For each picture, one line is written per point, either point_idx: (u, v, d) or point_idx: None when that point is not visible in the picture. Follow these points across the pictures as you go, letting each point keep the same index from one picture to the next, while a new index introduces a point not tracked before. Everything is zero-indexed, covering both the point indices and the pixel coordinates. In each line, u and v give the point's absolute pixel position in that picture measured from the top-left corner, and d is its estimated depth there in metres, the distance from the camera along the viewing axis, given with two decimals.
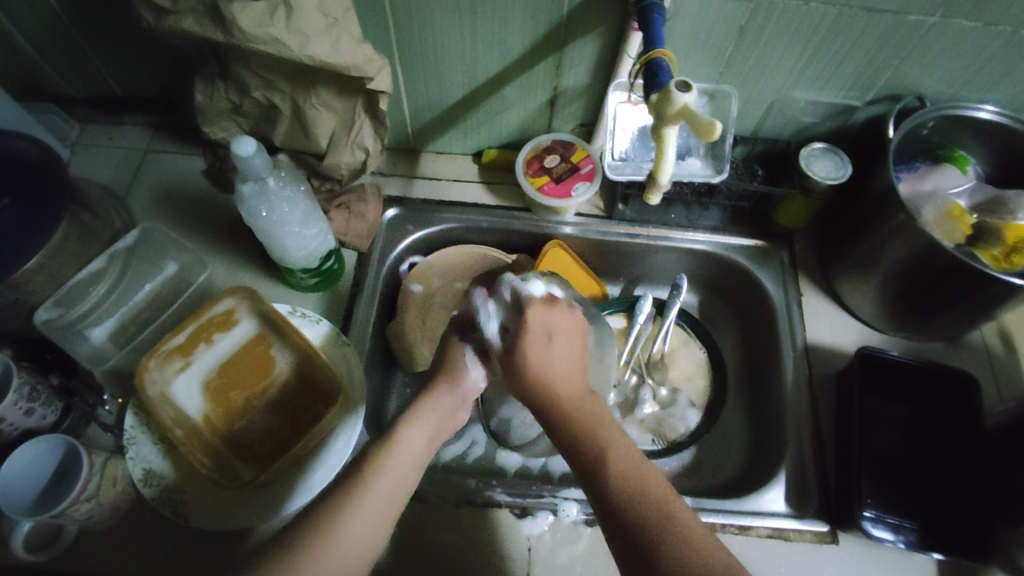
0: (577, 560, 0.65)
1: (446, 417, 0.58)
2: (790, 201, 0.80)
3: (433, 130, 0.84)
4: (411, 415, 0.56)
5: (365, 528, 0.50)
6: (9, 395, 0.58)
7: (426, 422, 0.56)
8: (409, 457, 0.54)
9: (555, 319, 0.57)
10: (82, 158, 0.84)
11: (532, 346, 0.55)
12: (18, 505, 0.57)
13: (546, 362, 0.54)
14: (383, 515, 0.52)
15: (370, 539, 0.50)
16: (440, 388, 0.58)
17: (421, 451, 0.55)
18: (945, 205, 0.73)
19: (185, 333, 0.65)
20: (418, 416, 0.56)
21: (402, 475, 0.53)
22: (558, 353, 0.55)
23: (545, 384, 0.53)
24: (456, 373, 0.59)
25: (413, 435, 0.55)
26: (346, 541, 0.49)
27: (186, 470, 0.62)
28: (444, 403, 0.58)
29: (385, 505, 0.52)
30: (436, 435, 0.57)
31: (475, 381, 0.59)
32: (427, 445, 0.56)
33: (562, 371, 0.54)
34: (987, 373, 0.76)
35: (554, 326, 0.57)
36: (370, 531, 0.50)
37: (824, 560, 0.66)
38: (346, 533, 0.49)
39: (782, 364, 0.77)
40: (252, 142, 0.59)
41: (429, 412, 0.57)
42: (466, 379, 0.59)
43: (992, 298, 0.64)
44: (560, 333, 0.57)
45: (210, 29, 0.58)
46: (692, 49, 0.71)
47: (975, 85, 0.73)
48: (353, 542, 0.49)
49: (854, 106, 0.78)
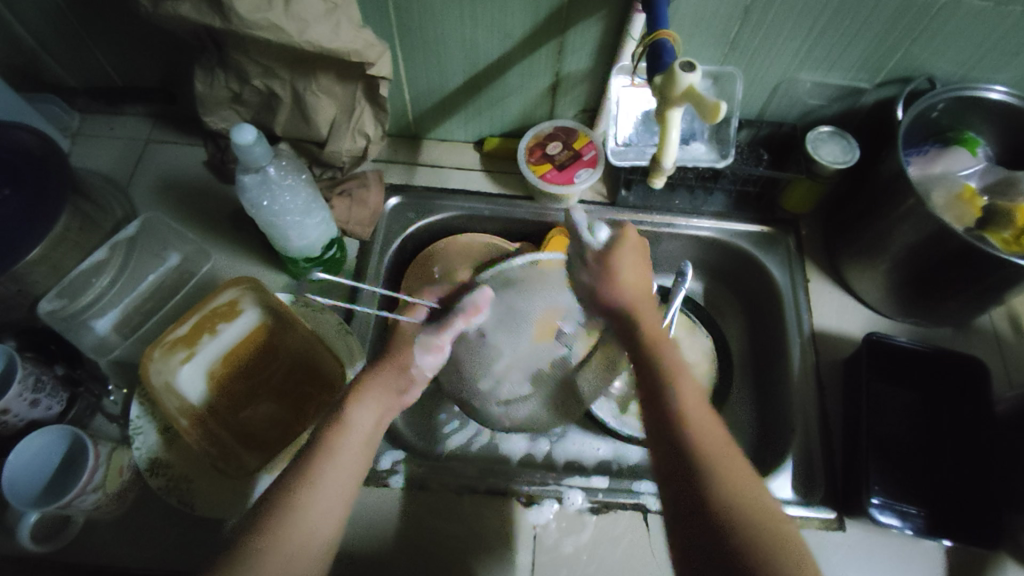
0: (581, 549, 0.65)
1: (392, 396, 0.56)
2: (796, 186, 0.79)
3: (435, 116, 0.83)
4: (356, 394, 0.55)
5: (322, 512, 0.49)
6: (15, 387, 0.59)
7: (370, 401, 0.55)
8: (357, 437, 0.53)
9: (631, 259, 0.59)
10: (82, 148, 0.84)
11: (626, 259, 0.58)
12: (25, 496, 0.57)
13: (627, 277, 0.57)
14: (336, 500, 0.51)
15: (327, 524, 0.50)
16: (385, 367, 0.56)
17: (369, 431, 0.54)
18: (956, 188, 0.73)
19: (189, 324, 0.64)
20: (362, 395, 0.54)
21: (353, 458, 0.53)
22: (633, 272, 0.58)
23: (621, 298, 0.56)
24: (405, 360, 0.57)
25: (359, 415, 0.54)
26: (305, 529, 0.49)
27: (189, 458, 0.62)
28: (390, 380, 0.55)
29: (340, 486, 0.51)
30: (385, 413, 0.56)
31: (426, 369, 0.59)
32: (375, 422, 0.55)
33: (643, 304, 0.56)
34: (995, 358, 0.75)
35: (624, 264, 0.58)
36: (329, 514, 0.50)
37: (831, 546, 0.66)
38: (307, 515, 0.49)
39: (788, 351, 0.76)
40: (251, 130, 0.59)
41: (377, 388, 0.55)
42: (414, 369, 0.57)
43: (1000, 281, 0.63)
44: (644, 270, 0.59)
45: (208, 15, 0.57)
46: (696, 31, 0.70)
47: (986, 65, 0.71)
48: (310, 535, 0.49)
49: (864, 88, 0.76)
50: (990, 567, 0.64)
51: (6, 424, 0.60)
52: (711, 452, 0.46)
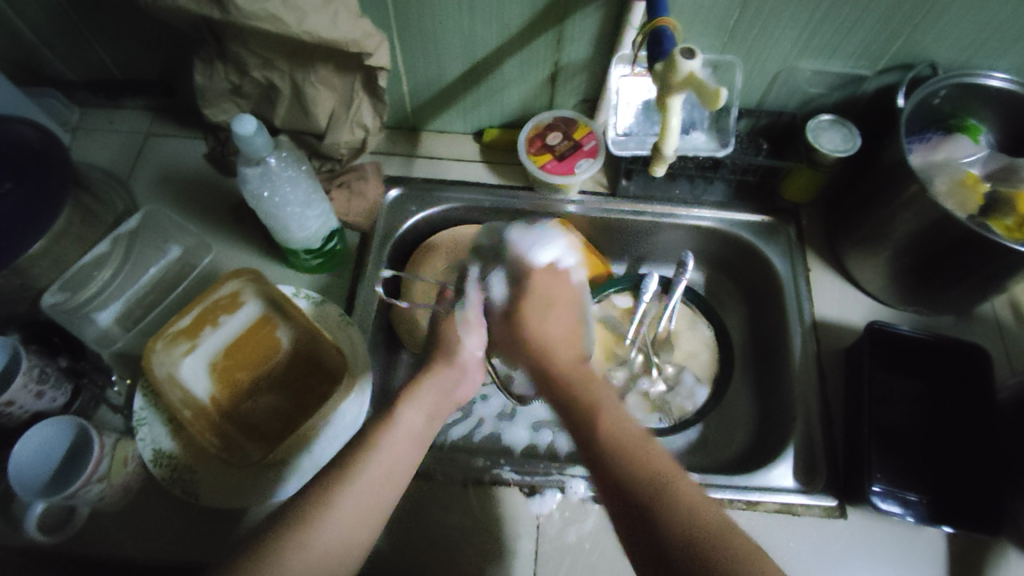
0: (584, 538, 0.65)
1: (446, 392, 0.60)
2: (796, 175, 0.79)
3: (434, 108, 0.83)
4: (410, 393, 0.58)
5: (362, 502, 0.51)
6: (19, 378, 0.59)
7: (423, 401, 0.58)
8: (407, 433, 0.56)
9: (545, 286, 0.62)
10: (82, 142, 0.84)
11: (530, 310, 0.60)
12: (32, 487, 0.58)
13: (546, 326, 0.59)
14: (384, 485, 0.53)
15: (362, 527, 0.51)
16: (440, 367, 0.60)
17: (419, 428, 0.57)
18: (957, 174, 0.72)
19: (191, 315, 0.65)
20: (417, 394, 0.58)
21: (398, 454, 0.54)
22: (554, 318, 0.60)
23: (541, 342, 0.58)
24: (451, 349, 0.61)
25: (410, 415, 0.57)
26: (344, 513, 0.50)
27: (194, 449, 0.62)
28: (444, 378, 0.60)
29: (377, 488, 0.52)
30: (436, 412, 0.59)
31: (472, 352, 0.62)
32: (425, 422, 0.57)
33: (560, 338, 0.59)
34: (997, 344, 0.75)
35: (551, 293, 0.62)
36: (360, 519, 0.51)
37: (831, 534, 0.66)
38: (342, 515, 0.50)
39: (789, 338, 0.76)
40: (252, 121, 0.59)
41: (425, 395, 0.59)
42: (462, 353, 0.62)
43: (1001, 269, 0.63)
44: (559, 297, 0.62)
45: (207, 7, 0.57)
46: (695, 19, 0.69)
47: (987, 51, 0.71)
48: (342, 530, 0.50)
49: (864, 75, 0.76)
50: (991, 554, 0.65)
51: (10, 415, 0.61)
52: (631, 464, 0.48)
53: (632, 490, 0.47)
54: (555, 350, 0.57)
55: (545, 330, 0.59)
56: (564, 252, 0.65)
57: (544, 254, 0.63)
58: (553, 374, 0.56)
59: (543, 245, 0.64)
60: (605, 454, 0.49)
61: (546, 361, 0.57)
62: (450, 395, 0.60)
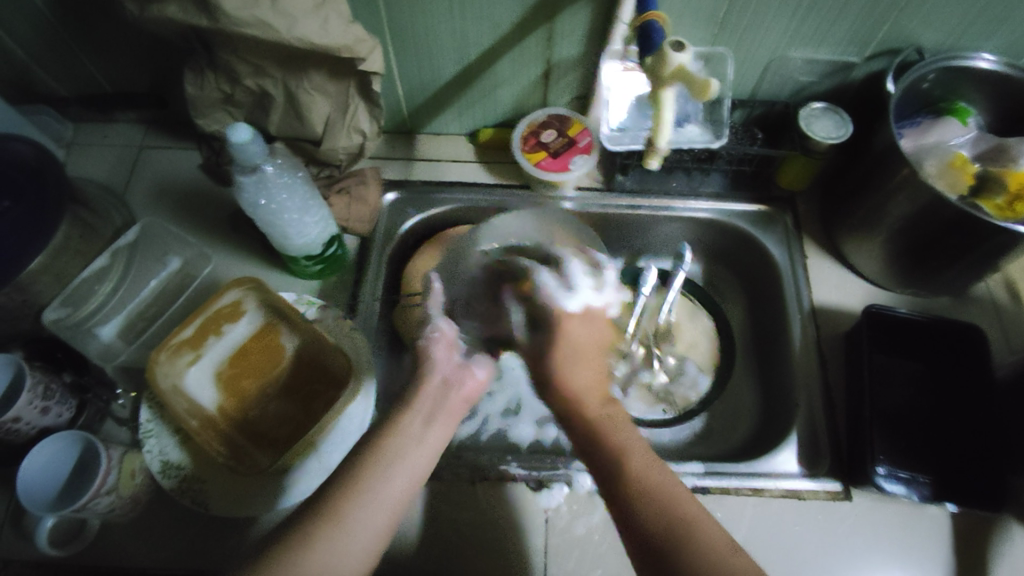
0: (593, 530, 0.66)
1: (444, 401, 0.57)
2: (790, 163, 0.79)
3: (428, 110, 0.83)
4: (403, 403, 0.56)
5: (376, 505, 0.50)
6: (23, 395, 0.59)
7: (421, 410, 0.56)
8: (411, 443, 0.54)
9: (580, 330, 0.58)
10: (77, 159, 0.84)
11: (562, 356, 0.56)
12: (41, 501, 0.58)
13: (571, 376, 0.55)
14: (404, 489, 0.52)
15: (377, 534, 0.50)
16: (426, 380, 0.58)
17: (420, 437, 0.54)
18: (947, 155, 0.72)
19: (194, 326, 0.66)
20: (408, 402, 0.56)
21: (415, 461, 0.53)
22: (581, 367, 0.55)
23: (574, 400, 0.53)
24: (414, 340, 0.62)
25: (411, 424, 0.55)
26: (358, 525, 0.49)
27: (203, 459, 0.63)
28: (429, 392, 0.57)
29: (396, 499, 0.51)
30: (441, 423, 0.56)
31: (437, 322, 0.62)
32: (440, 436, 0.55)
33: (589, 384, 0.55)
34: (994, 323, 0.76)
35: (579, 340, 0.58)
36: (381, 519, 0.50)
37: (837, 516, 0.67)
38: (360, 518, 0.49)
39: (788, 326, 0.77)
40: (246, 129, 0.58)
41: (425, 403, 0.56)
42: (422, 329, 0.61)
43: (997, 247, 0.64)
44: (585, 344, 0.57)
45: (197, 17, 0.57)
46: (685, 12, 0.70)
47: (975, 33, 0.71)
48: (362, 535, 0.49)
49: (853, 62, 0.76)
50: (995, 529, 0.65)
51: (18, 432, 0.61)
52: (664, 511, 0.48)
53: (657, 532, 0.47)
54: (587, 406, 0.53)
55: (570, 382, 0.54)
56: (596, 294, 0.61)
57: (575, 297, 0.60)
58: (582, 415, 0.53)
59: (577, 289, 0.61)
60: (632, 504, 0.48)
61: (579, 406, 0.53)
62: (453, 395, 0.58)
